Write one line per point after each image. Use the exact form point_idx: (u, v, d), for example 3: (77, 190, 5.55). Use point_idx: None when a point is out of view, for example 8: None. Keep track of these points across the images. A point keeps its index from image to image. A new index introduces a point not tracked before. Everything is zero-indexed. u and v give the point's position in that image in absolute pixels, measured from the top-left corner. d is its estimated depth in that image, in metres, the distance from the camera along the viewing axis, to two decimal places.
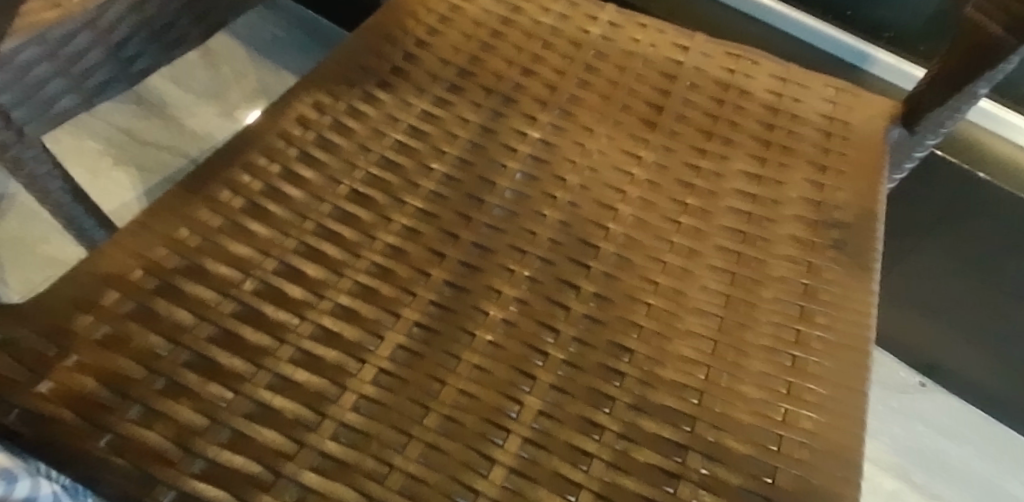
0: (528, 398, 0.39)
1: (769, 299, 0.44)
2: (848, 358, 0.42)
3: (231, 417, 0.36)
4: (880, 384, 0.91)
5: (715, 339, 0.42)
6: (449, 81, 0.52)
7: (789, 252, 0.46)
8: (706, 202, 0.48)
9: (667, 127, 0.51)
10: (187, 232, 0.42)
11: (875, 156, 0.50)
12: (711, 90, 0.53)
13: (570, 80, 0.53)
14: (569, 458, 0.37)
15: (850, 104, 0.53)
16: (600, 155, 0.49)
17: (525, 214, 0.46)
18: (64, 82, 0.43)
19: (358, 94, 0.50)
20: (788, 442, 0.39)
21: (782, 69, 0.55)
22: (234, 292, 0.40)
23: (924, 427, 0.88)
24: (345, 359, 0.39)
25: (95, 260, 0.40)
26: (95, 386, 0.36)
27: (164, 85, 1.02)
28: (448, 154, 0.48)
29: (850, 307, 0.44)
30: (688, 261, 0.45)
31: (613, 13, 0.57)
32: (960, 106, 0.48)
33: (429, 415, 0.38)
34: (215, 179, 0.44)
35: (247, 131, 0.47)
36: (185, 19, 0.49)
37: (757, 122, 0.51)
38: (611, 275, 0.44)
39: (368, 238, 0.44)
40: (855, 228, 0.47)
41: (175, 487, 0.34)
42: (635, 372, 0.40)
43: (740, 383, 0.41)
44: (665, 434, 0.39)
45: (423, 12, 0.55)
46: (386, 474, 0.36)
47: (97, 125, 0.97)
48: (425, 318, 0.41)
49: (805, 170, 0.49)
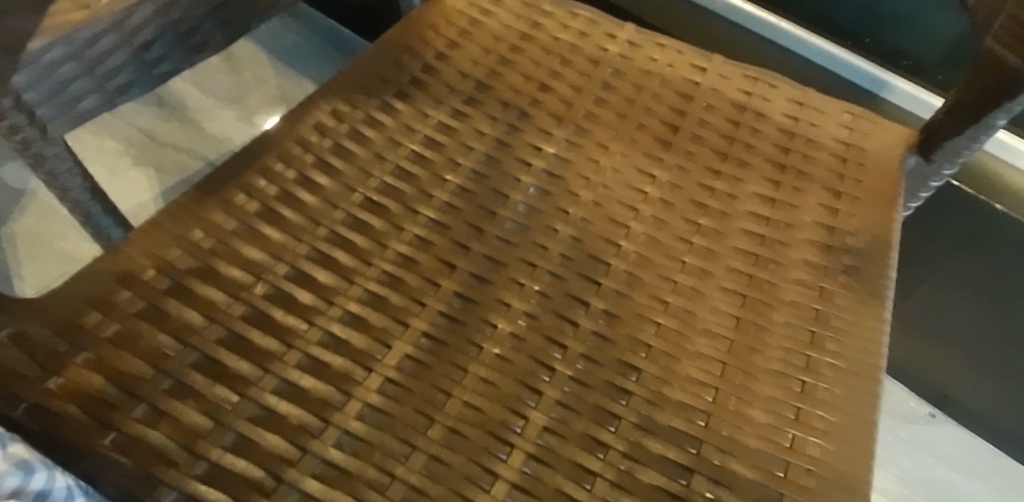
0: (533, 413, 0.39)
1: (780, 323, 0.43)
2: (859, 386, 0.42)
3: (235, 420, 0.36)
4: (890, 413, 0.90)
5: (724, 362, 0.42)
6: (466, 94, 0.52)
7: (801, 277, 0.45)
8: (719, 222, 0.47)
9: (682, 146, 0.51)
10: (201, 234, 0.42)
11: (891, 184, 0.50)
12: (728, 112, 0.53)
13: (587, 97, 0.53)
14: (573, 476, 0.37)
15: (866, 130, 0.53)
16: (614, 173, 0.49)
17: (537, 229, 0.46)
18: (88, 82, 0.44)
19: (376, 104, 0.50)
20: (795, 469, 0.38)
21: (800, 92, 0.54)
22: (244, 295, 0.40)
23: (933, 458, 0.86)
24: (352, 367, 0.39)
25: (110, 259, 0.40)
26: (103, 384, 0.36)
27: (187, 89, 1.03)
28: (463, 166, 0.48)
29: (862, 334, 0.43)
30: (699, 281, 0.45)
31: (632, 32, 0.57)
32: (977, 136, 0.47)
33: (433, 427, 0.38)
34: (231, 183, 0.45)
35: (265, 137, 0.47)
36: (209, 24, 0.50)
37: (773, 145, 0.51)
38: (622, 293, 0.44)
39: (379, 246, 0.44)
40: (869, 255, 0.46)
41: (176, 488, 0.34)
42: (643, 392, 0.40)
43: (748, 407, 0.40)
44: (670, 455, 0.38)
45: (443, 25, 0.55)
46: (388, 484, 0.35)
47: (118, 125, 0.99)
48: (433, 329, 0.41)
49: (820, 195, 0.49)
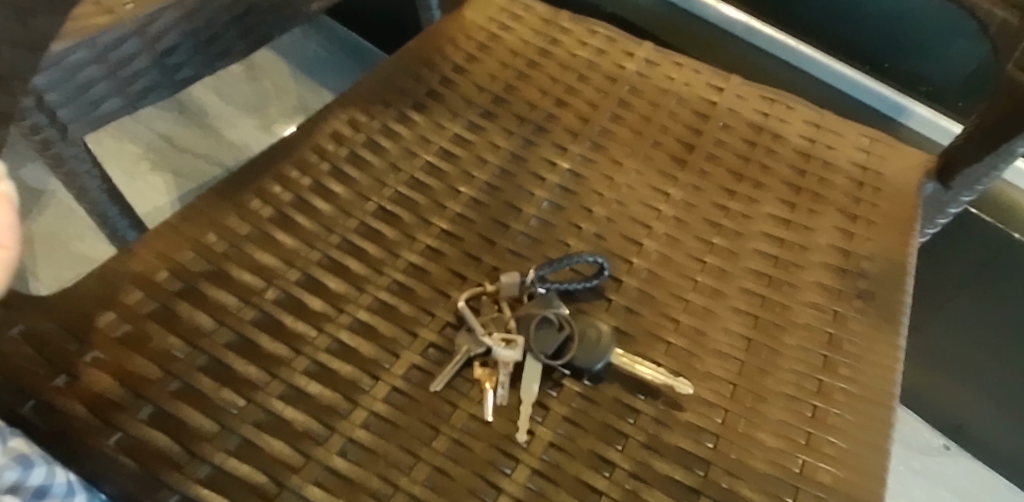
0: (540, 428, 0.38)
1: (792, 346, 0.43)
2: (870, 413, 0.41)
3: (240, 424, 0.36)
4: (903, 444, 0.88)
5: (734, 383, 0.41)
6: (483, 107, 0.52)
7: (815, 300, 0.45)
8: (732, 242, 0.47)
9: (697, 165, 0.50)
10: (215, 237, 0.43)
11: (908, 209, 0.50)
12: (744, 132, 0.53)
13: (603, 113, 0.53)
14: (578, 494, 0.36)
15: (884, 154, 0.52)
16: (628, 189, 0.49)
17: (549, 243, 0.46)
18: (110, 85, 0.45)
19: (393, 114, 0.50)
20: (804, 495, 0.38)
21: (817, 115, 0.54)
22: (255, 300, 0.41)
23: (946, 492, 0.85)
24: (359, 375, 0.39)
25: (125, 260, 0.41)
26: (112, 385, 0.36)
27: (208, 96, 1.04)
28: (477, 179, 0.48)
29: (873, 360, 0.43)
30: (711, 301, 0.44)
31: (650, 50, 0.57)
32: (998, 163, 0.47)
33: (438, 438, 0.37)
34: (247, 188, 0.45)
35: (282, 144, 0.47)
36: (232, 32, 0.51)
37: (789, 167, 0.51)
38: (633, 310, 0.43)
39: (391, 256, 0.44)
40: (884, 280, 0.46)
41: (178, 490, 0.34)
42: (650, 411, 0.39)
43: (757, 430, 0.40)
44: (677, 476, 0.38)
45: (462, 38, 0.56)
46: (390, 494, 0.35)
47: (138, 130, 1.00)
48: (440, 340, 0.41)
49: (836, 218, 0.49)
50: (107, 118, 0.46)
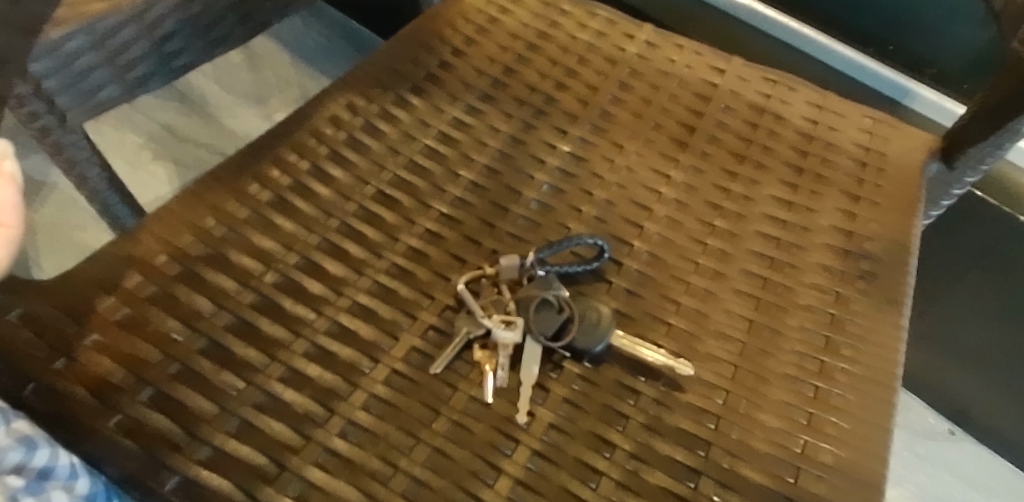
0: (540, 410, 0.38)
1: (794, 327, 0.43)
2: (873, 393, 0.41)
3: (240, 406, 0.36)
4: (908, 429, 0.88)
5: (736, 365, 0.41)
6: (482, 90, 0.52)
7: (817, 281, 0.45)
8: (734, 224, 0.47)
9: (698, 147, 0.50)
10: (213, 222, 0.43)
11: (911, 189, 0.49)
12: (746, 114, 0.52)
13: (604, 96, 0.52)
14: (578, 475, 0.36)
15: (887, 135, 0.52)
16: (628, 172, 0.49)
17: (549, 226, 0.45)
18: (108, 72, 0.44)
19: (391, 98, 0.50)
20: (806, 475, 0.38)
21: (820, 96, 0.54)
22: (255, 283, 0.41)
23: (951, 477, 0.85)
24: (359, 357, 0.39)
25: (124, 244, 0.41)
26: (112, 368, 0.36)
27: (208, 85, 1.04)
28: (477, 162, 0.48)
29: (877, 342, 0.43)
30: (713, 283, 0.44)
31: (651, 32, 0.56)
32: (1003, 143, 0.46)
33: (438, 420, 0.37)
34: (246, 173, 0.45)
35: (281, 129, 0.47)
36: (230, 19, 0.50)
37: (791, 149, 0.50)
38: (633, 292, 0.43)
39: (391, 239, 0.44)
40: (887, 261, 0.46)
41: (180, 472, 0.34)
42: (651, 392, 0.39)
43: (760, 411, 0.39)
44: (678, 457, 0.38)
45: (461, 22, 0.55)
46: (390, 475, 0.35)
47: (139, 120, 1.00)
48: (440, 322, 0.41)
49: (838, 199, 0.48)
50: (105, 104, 0.46)
